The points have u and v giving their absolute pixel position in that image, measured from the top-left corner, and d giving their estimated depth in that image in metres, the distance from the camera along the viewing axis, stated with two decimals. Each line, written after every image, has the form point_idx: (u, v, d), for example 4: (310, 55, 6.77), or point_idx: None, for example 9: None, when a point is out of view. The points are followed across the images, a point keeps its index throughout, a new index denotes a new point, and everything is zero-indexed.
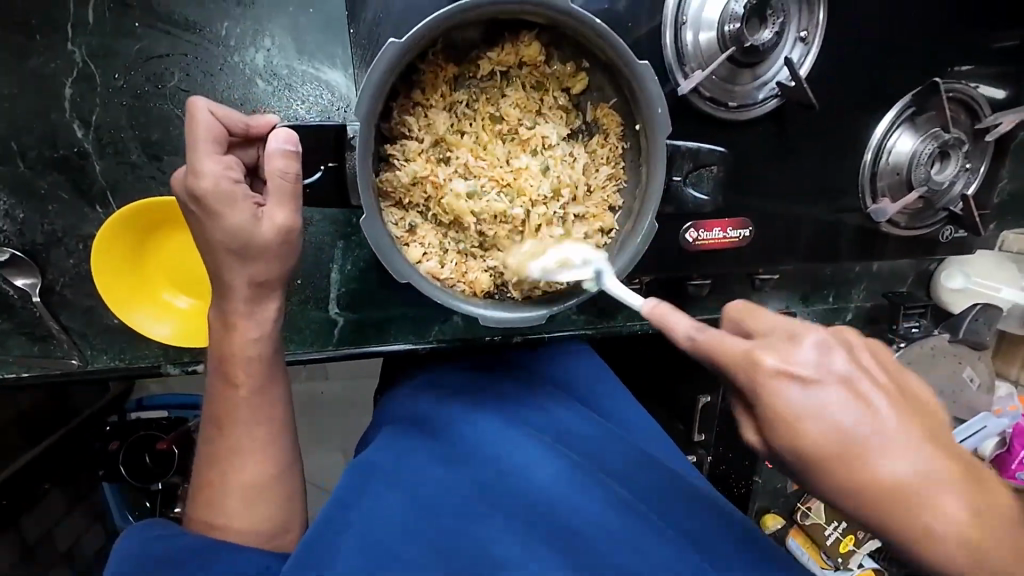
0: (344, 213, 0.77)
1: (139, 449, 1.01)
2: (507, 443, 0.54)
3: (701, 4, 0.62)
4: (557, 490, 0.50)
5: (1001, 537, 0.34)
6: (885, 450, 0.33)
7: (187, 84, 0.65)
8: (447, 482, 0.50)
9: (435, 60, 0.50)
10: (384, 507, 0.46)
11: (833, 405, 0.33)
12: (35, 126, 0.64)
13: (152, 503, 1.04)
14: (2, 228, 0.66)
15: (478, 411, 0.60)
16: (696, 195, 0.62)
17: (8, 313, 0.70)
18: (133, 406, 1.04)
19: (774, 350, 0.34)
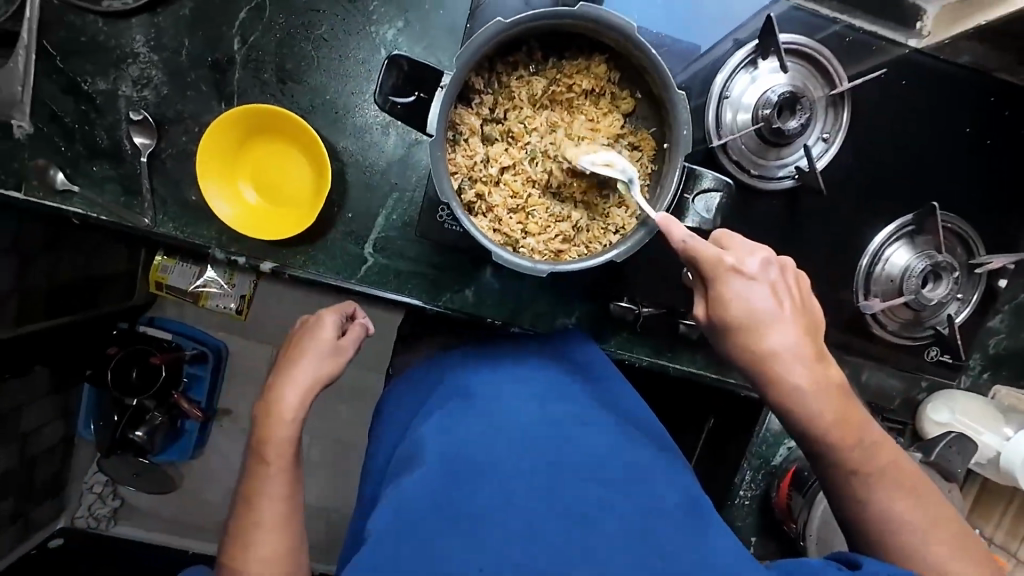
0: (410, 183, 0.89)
1: (127, 363, 1.49)
2: (482, 423, 0.62)
3: (743, 90, 0.75)
4: (519, 457, 0.58)
5: (830, 400, 0.57)
6: (773, 327, 0.56)
7: (329, 36, 0.82)
8: (428, 472, 0.56)
9: (524, 50, 0.62)
10: (400, 508, 0.52)
11: (757, 296, 0.56)
12: (205, 31, 0.80)
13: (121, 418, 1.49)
14: (146, 97, 0.81)
15: (454, 404, 0.68)
16: (701, 215, 0.66)
17: (116, 164, 0.83)
18: (145, 322, 1.58)
19: (733, 255, 0.57)
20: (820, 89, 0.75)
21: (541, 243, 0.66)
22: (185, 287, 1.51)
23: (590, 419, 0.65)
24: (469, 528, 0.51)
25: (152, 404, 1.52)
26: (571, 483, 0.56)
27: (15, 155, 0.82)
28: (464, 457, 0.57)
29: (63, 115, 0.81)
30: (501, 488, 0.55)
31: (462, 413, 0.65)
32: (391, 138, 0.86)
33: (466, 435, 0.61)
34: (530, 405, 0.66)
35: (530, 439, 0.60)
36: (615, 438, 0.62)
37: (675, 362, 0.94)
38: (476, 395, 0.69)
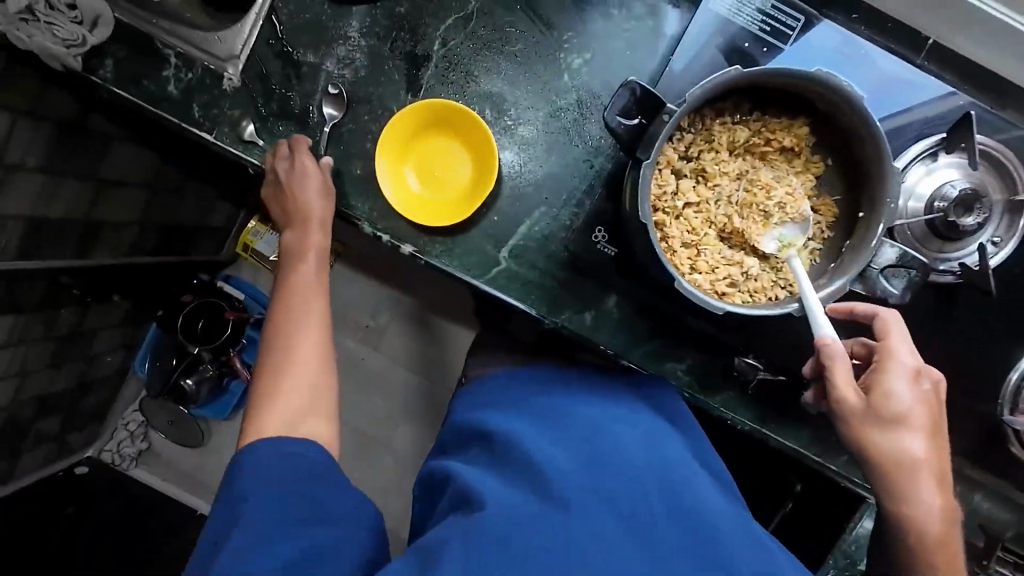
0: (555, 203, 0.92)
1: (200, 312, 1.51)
2: (569, 454, 0.68)
3: (916, 180, 0.75)
4: (600, 498, 0.62)
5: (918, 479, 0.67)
6: (910, 392, 0.66)
7: (520, 54, 0.88)
8: (517, 497, 0.62)
9: (734, 99, 0.65)
10: (486, 531, 0.57)
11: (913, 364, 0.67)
12: (412, 29, 0.88)
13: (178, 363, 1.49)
14: (344, 75, 0.89)
15: (542, 429, 0.75)
16: (887, 286, 0.73)
17: (299, 127, 0.90)
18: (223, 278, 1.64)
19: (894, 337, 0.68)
20: (998, 193, 0.75)
21: (707, 282, 0.66)
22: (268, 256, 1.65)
23: (668, 473, 0.68)
24: (567, 541, 0.57)
25: (208, 357, 1.50)
26: (654, 505, 0.63)
27: (216, 102, 0.89)
28: (565, 470, 0.65)
29: (268, 77, 0.89)
30: (605, 503, 0.61)
31: (564, 434, 0.73)
32: (552, 156, 0.89)
33: (552, 463, 0.66)
34: (621, 435, 0.73)
35: (634, 476, 0.66)
36: (688, 469, 0.71)
37: (778, 434, 0.91)
38: (561, 414, 0.78)
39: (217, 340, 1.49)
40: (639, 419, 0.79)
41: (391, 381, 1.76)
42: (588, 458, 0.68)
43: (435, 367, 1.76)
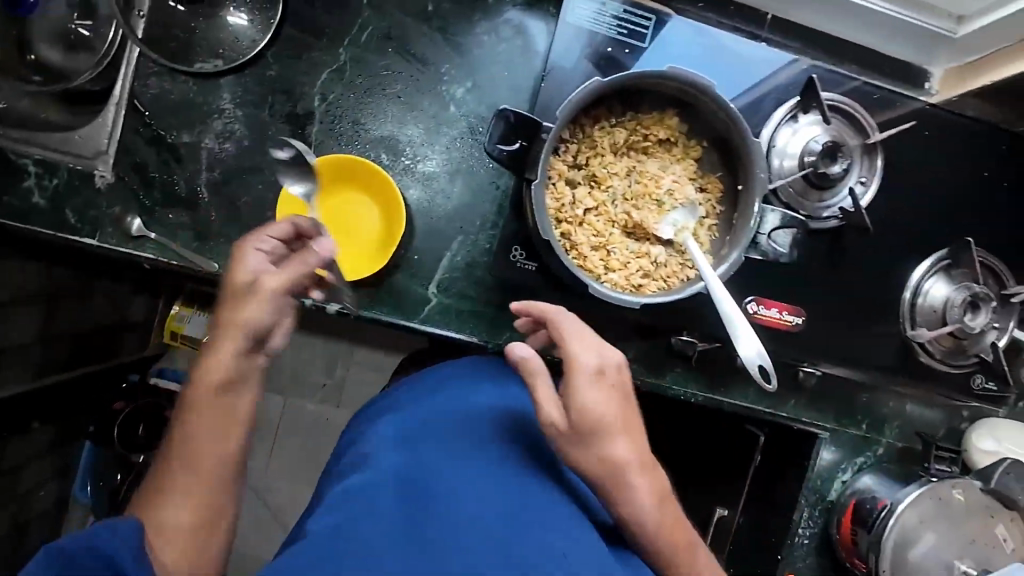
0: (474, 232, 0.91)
1: (134, 422, 1.45)
2: (461, 458, 0.63)
3: (787, 141, 0.82)
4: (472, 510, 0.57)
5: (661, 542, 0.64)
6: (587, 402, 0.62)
7: (403, 94, 0.88)
8: (379, 502, 0.58)
9: (606, 104, 0.68)
10: (320, 539, 0.54)
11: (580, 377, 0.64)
12: (288, 89, 0.86)
13: (123, 478, 1.46)
14: (226, 148, 0.86)
15: (440, 426, 0.68)
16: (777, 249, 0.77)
17: (191, 210, 0.86)
18: (155, 372, 1.55)
19: (584, 371, 0.64)
20: (856, 139, 0.83)
21: (622, 278, 0.69)
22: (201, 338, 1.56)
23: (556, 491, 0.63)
24: (360, 540, 0.54)
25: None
26: (481, 525, 0.56)
27: (92, 204, 0.84)
28: (397, 480, 0.60)
29: (144, 166, 0.85)
30: (444, 523, 0.55)
31: (417, 452, 0.64)
32: (457, 186, 0.90)
33: (435, 470, 0.61)
34: (476, 453, 0.64)
35: (474, 483, 0.60)
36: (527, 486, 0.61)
37: (730, 397, 0.96)
38: (434, 419, 0.69)
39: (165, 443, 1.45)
40: (514, 418, 0.70)
41: None
42: (481, 463, 0.63)
43: None
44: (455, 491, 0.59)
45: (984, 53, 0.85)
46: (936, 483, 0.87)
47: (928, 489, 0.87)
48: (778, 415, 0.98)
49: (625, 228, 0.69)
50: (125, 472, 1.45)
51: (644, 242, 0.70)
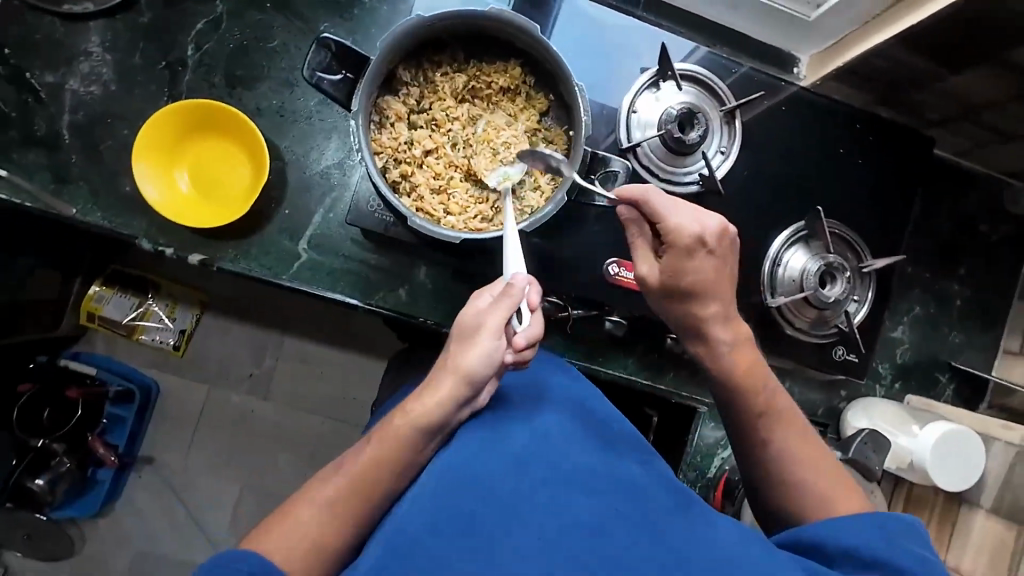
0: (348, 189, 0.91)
1: (37, 406, 1.42)
2: (512, 471, 0.56)
3: (647, 108, 0.85)
4: (595, 518, 0.54)
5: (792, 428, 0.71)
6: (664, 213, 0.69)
7: (279, 49, 0.89)
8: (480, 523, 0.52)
9: (448, 49, 0.70)
10: None
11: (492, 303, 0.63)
12: (161, 37, 0.86)
13: (18, 462, 1.42)
14: (92, 92, 0.85)
15: (466, 455, 0.57)
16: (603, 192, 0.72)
17: (50, 152, 0.84)
18: (70, 355, 1.52)
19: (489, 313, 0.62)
20: (713, 106, 0.87)
21: (459, 221, 0.70)
22: (120, 320, 1.53)
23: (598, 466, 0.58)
24: (454, 543, 0.51)
25: (60, 448, 1.44)
26: (579, 498, 0.55)
27: None
28: (473, 474, 0.55)
29: (3, 104, 0.83)
30: (474, 499, 0.54)
31: (496, 435, 0.60)
32: (332, 142, 0.90)
33: (535, 493, 0.55)
34: (521, 405, 0.64)
35: (529, 465, 0.56)
36: (562, 435, 0.60)
37: (606, 367, 0.95)
38: (479, 448, 0.58)
39: (66, 426, 1.44)
40: (518, 420, 0.62)
41: (272, 423, 1.64)
42: (502, 463, 0.56)
43: (319, 398, 1.66)
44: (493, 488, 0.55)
45: (838, 36, 0.89)
46: None
47: None
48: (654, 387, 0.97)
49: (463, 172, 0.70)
50: (21, 458, 1.42)
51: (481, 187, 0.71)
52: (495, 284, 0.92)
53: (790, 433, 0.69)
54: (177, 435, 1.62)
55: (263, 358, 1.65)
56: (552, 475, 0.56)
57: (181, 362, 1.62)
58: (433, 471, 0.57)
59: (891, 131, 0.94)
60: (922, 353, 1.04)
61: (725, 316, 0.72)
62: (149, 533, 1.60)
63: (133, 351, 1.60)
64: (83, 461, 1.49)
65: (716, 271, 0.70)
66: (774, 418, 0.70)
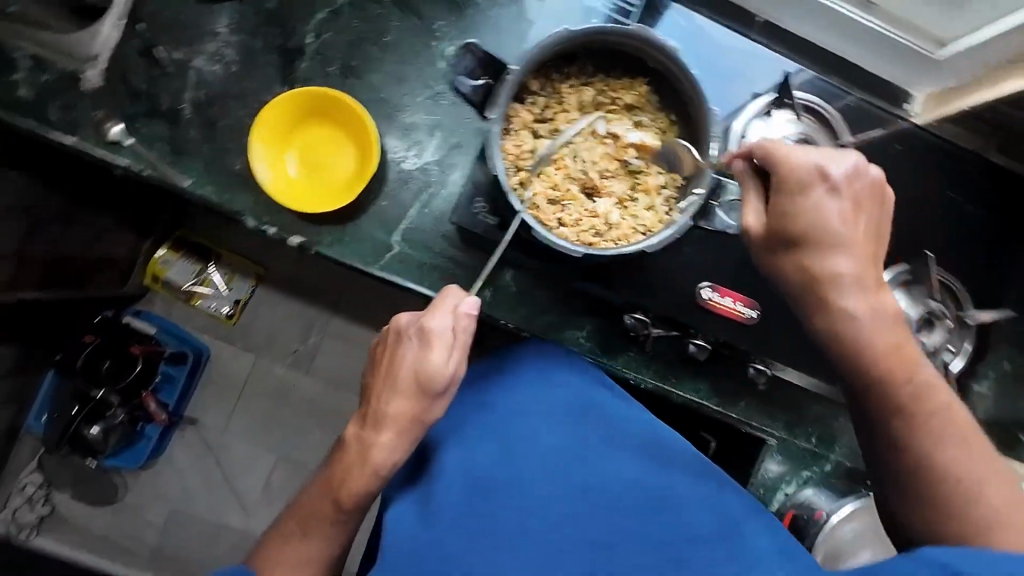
0: (444, 185, 0.91)
1: (100, 357, 1.49)
2: (521, 453, 0.67)
3: (755, 135, 0.83)
4: (587, 509, 0.64)
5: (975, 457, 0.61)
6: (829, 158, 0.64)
7: (394, 43, 0.90)
8: (492, 498, 0.63)
9: (579, 61, 0.70)
10: (409, 558, 0.60)
11: (439, 325, 0.65)
12: (284, 24, 0.89)
13: (77, 412, 1.50)
14: (215, 71, 0.88)
15: (490, 437, 0.69)
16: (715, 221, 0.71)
17: (172, 125, 0.87)
18: (132, 312, 1.56)
19: (436, 339, 0.65)
20: (828, 139, 0.85)
21: (571, 234, 0.70)
22: (180, 285, 1.61)
23: (600, 466, 0.67)
24: (485, 528, 0.61)
25: (117, 400, 1.50)
26: (595, 514, 0.63)
27: (76, 105, 0.86)
28: (501, 474, 0.65)
29: (133, 76, 0.87)
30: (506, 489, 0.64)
31: (521, 432, 0.69)
32: (434, 139, 0.91)
33: (538, 471, 0.66)
34: (552, 408, 0.72)
35: (554, 463, 0.67)
36: (595, 448, 0.69)
37: (679, 390, 0.95)
38: (506, 435, 0.69)
39: (124, 380, 1.51)
40: (542, 416, 0.71)
41: (317, 401, 1.68)
42: (518, 447, 0.68)
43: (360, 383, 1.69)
44: (507, 467, 0.66)
45: (961, 78, 0.86)
46: (868, 497, 0.89)
47: (863, 503, 0.89)
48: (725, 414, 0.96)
49: (574, 171, 0.70)
50: (81, 407, 1.50)
51: (579, 196, 0.71)
52: (579, 296, 0.92)
53: (958, 442, 0.61)
54: (226, 404, 1.67)
55: (309, 334, 1.68)
56: (556, 456, 0.67)
57: (232, 332, 1.66)
58: (465, 456, 0.67)
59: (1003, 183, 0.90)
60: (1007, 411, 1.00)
61: (861, 284, 0.63)
62: (191, 493, 1.66)
63: (190, 317, 1.65)
64: (134, 416, 1.55)
65: (846, 222, 0.64)
66: (937, 420, 0.62)
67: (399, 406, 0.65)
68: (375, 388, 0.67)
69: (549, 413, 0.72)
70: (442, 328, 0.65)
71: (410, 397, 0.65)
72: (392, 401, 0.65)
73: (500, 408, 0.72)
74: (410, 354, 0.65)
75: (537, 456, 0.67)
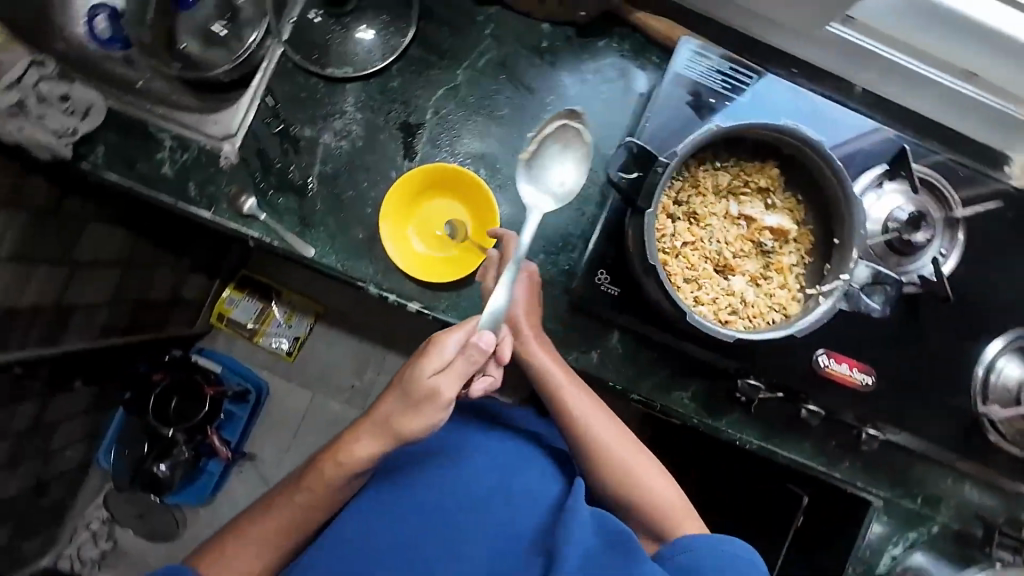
0: (553, 248, 0.94)
1: (169, 395, 1.50)
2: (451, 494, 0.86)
3: (871, 205, 0.86)
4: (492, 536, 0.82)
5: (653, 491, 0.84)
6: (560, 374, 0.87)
7: (507, 117, 0.95)
8: (389, 523, 0.84)
9: (714, 147, 0.74)
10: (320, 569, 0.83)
11: (448, 346, 0.74)
12: (405, 101, 0.94)
13: (150, 449, 1.50)
14: (342, 146, 0.93)
15: (448, 483, 0.86)
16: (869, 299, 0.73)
17: (300, 198, 0.92)
18: (198, 351, 1.59)
19: (438, 354, 0.74)
20: (939, 211, 0.87)
21: (711, 313, 0.72)
22: (244, 323, 1.66)
23: (515, 510, 0.84)
24: (377, 546, 0.83)
25: (183, 437, 1.50)
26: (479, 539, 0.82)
27: (213, 180, 0.92)
28: (444, 513, 0.84)
29: (266, 152, 0.93)
30: (418, 521, 0.84)
31: (455, 471, 0.88)
32: (545, 206, 0.95)
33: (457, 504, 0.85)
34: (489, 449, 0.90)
35: (476, 505, 0.84)
36: (520, 493, 0.86)
37: (784, 450, 0.95)
38: (462, 488, 0.86)
39: (191, 419, 1.50)
40: (470, 455, 0.89)
41: None
42: (437, 476, 0.87)
43: None
44: (420, 494, 0.86)
45: None
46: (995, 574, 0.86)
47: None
48: (835, 475, 0.96)
49: (711, 251, 0.73)
50: (153, 444, 1.51)
51: (716, 275, 0.74)
52: (686, 358, 0.94)
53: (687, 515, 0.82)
54: (290, 444, 1.69)
55: (365, 371, 1.70)
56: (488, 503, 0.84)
57: (291, 369, 1.70)
58: (405, 492, 0.87)
59: None
60: None
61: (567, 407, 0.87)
62: None
63: (252, 354, 1.70)
64: (199, 451, 1.56)
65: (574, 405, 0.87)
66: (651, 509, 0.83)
67: (382, 411, 0.79)
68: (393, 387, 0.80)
69: (489, 464, 0.88)
70: (450, 351, 0.74)
71: (399, 391, 0.77)
72: (393, 410, 0.78)
73: (476, 466, 0.88)
74: (410, 362, 0.76)
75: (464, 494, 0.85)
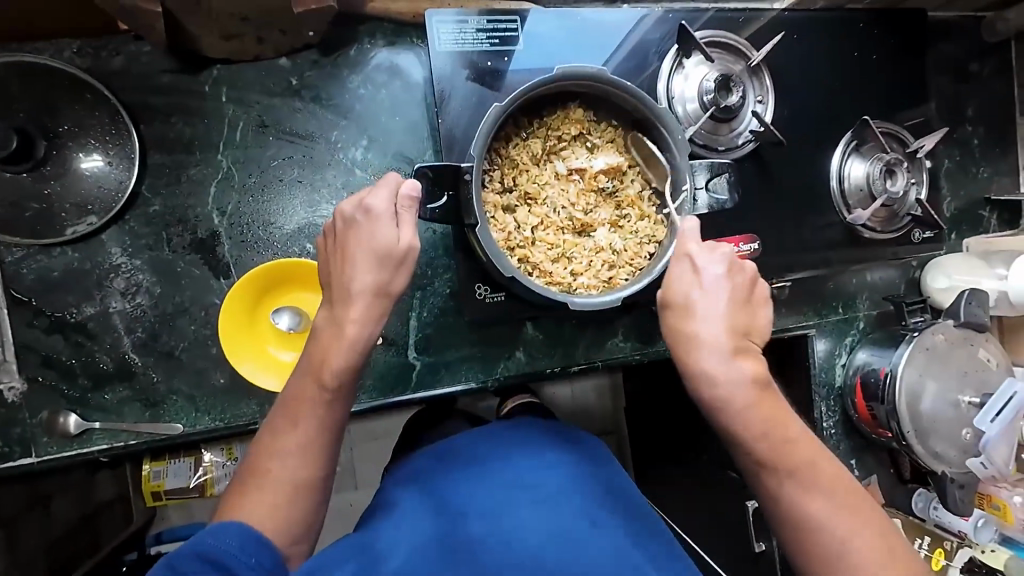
0: (425, 281, 0.88)
1: None
2: (515, 509, 0.71)
3: (682, 88, 0.85)
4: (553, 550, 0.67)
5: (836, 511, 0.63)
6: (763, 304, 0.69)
7: (302, 177, 0.83)
8: (450, 533, 0.68)
9: (512, 120, 0.69)
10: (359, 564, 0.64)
11: (374, 198, 0.61)
12: (181, 218, 0.79)
13: None
14: (139, 303, 0.78)
15: (516, 493, 0.73)
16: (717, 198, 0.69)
17: (129, 382, 0.78)
18: (152, 540, 1.26)
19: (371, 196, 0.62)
20: (740, 64, 0.88)
21: (592, 281, 0.69)
22: (186, 485, 1.16)
23: (586, 529, 0.70)
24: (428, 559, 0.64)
25: None
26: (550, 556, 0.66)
27: (14, 420, 0.75)
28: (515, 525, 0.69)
29: (55, 356, 0.76)
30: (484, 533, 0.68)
31: (513, 487, 0.74)
32: None
33: (525, 514, 0.70)
34: (550, 475, 0.76)
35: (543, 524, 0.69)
36: (586, 516, 0.71)
37: None
38: (532, 497, 0.73)
39: None
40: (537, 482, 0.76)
41: None
42: (517, 497, 0.72)
43: None
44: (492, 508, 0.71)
45: None
46: (920, 336, 0.94)
47: (915, 346, 0.94)
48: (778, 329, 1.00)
49: (562, 221, 0.69)
50: None
51: (579, 241, 0.70)
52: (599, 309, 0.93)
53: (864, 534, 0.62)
54: None
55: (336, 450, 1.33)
56: (552, 510, 0.72)
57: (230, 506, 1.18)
58: (453, 502, 0.72)
59: (882, 18, 0.97)
60: (963, 200, 1.12)
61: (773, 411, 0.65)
62: None
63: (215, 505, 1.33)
64: None
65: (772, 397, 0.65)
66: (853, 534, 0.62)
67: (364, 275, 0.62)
68: (353, 249, 0.63)
69: (559, 482, 0.76)
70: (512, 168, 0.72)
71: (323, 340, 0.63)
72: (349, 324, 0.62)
73: (543, 483, 0.75)
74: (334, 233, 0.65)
75: (536, 507, 0.72)
